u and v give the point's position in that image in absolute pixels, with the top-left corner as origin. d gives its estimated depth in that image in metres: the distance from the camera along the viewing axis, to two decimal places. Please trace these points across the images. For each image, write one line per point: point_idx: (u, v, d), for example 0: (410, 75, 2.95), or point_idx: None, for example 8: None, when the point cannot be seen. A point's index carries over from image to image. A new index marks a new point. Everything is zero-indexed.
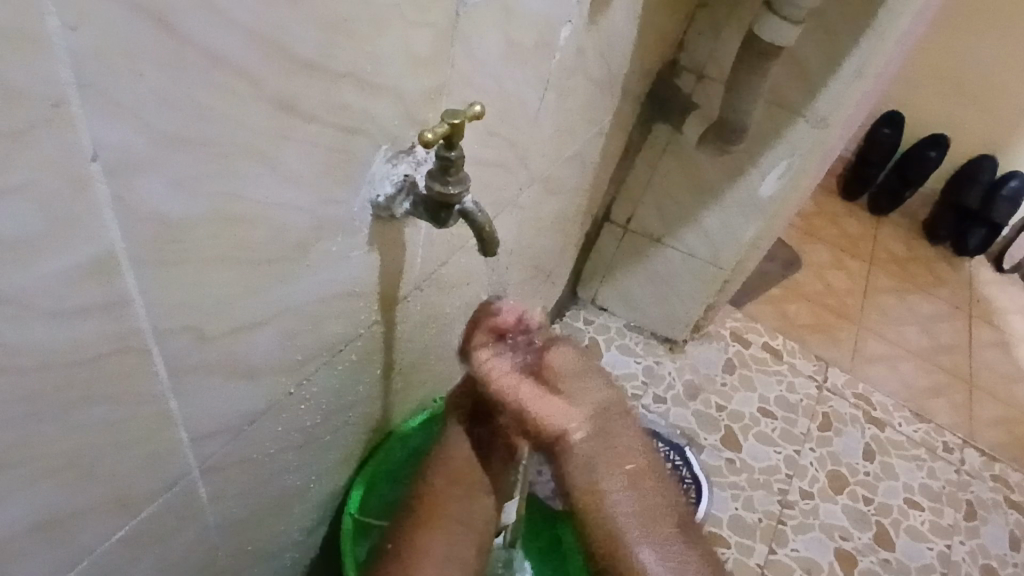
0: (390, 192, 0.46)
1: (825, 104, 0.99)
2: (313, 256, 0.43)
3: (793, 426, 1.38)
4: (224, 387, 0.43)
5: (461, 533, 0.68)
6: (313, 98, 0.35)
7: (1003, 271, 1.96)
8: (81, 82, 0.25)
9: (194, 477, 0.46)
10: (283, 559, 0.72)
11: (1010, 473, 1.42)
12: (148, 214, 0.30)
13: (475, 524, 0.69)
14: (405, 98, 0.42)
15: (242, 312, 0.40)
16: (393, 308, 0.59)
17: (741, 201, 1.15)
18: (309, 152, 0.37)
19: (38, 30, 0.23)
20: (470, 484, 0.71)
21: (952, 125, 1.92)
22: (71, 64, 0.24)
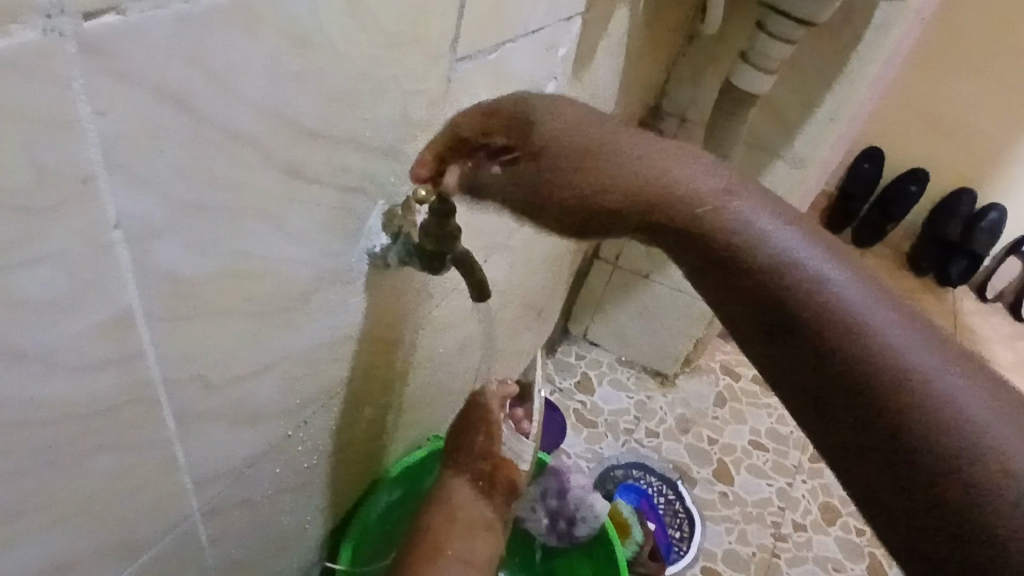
0: (386, 243, 0.48)
1: (802, 146, 1.04)
2: (313, 305, 0.46)
3: (785, 458, 1.39)
4: (227, 431, 0.45)
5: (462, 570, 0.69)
6: (316, 162, 0.38)
7: (985, 301, 2.00)
8: (109, 160, 0.27)
9: (196, 520, 0.48)
10: None
11: None
12: (163, 274, 0.33)
13: (475, 560, 0.71)
14: (401, 157, 0.45)
15: (246, 360, 0.42)
16: (390, 351, 0.61)
17: None
18: (311, 211, 0.40)
19: (73, 118, 0.25)
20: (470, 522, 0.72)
21: (929, 160, 1.98)
22: (100, 146, 0.27)
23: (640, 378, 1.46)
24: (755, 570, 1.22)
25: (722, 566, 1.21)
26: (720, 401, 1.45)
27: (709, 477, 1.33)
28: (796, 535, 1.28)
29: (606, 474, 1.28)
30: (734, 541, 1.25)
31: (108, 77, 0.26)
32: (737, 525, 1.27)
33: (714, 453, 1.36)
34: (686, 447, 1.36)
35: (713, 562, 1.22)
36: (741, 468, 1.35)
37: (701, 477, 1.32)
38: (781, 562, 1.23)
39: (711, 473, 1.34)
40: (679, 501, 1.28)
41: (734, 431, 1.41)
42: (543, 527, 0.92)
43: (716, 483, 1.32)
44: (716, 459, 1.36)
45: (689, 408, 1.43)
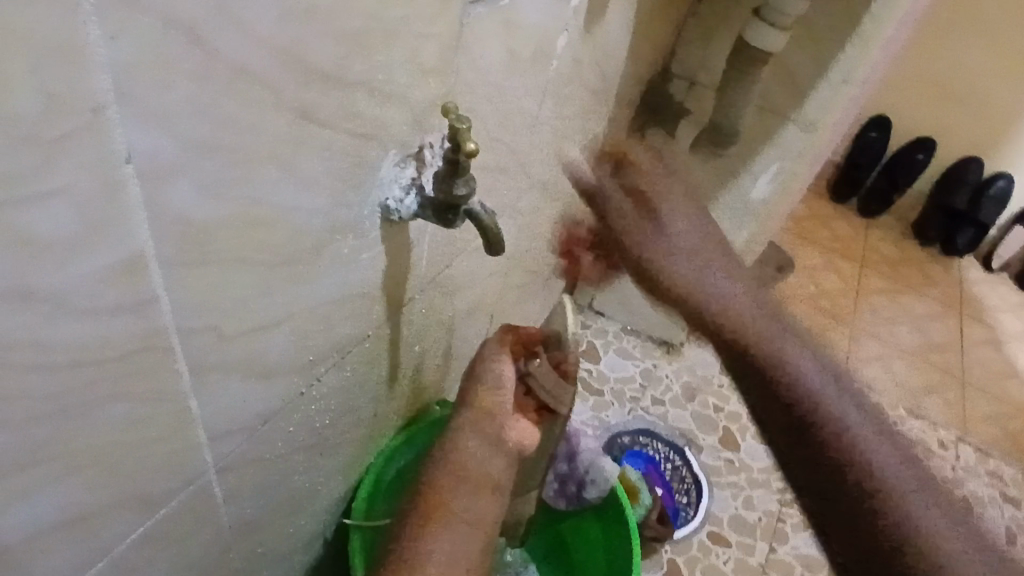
0: (399, 196, 0.47)
1: (814, 110, 1.02)
2: (326, 258, 0.45)
3: None
4: (241, 386, 0.45)
5: (466, 529, 0.66)
6: (328, 107, 0.37)
7: (992, 270, 1.99)
8: (120, 91, 0.26)
9: (210, 476, 0.48)
10: (293, 561, 0.73)
11: (1004, 469, 1.45)
12: (175, 216, 0.32)
13: (481, 522, 0.68)
14: (414, 107, 0.44)
15: (259, 313, 0.42)
16: (399, 311, 0.60)
17: (734, 205, 1.17)
18: (324, 158, 0.39)
19: (83, 43, 0.24)
20: (478, 483, 0.70)
21: (937, 128, 1.96)
22: (110, 73, 0.26)
23: (646, 347, 1.46)
24: (761, 535, 1.23)
25: (728, 531, 1.22)
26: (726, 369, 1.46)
27: (715, 444, 1.33)
28: None
29: (613, 439, 1.29)
30: (740, 507, 1.26)
31: (118, 0, 0.24)
32: (743, 491, 1.28)
33: (720, 421, 1.37)
34: (692, 415, 1.37)
35: (719, 527, 1.22)
36: (747, 435, 1.36)
37: (708, 445, 1.33)
38: (786, 527, 1.25)
39: (717, 440, 1.34)
40: (685, 467, 1.29)
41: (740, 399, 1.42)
42: (554, 491, 0.95)
43: (723, 450, 1.33)
44: (722, 426, 1.36)
45: (695, 376, 1.43)
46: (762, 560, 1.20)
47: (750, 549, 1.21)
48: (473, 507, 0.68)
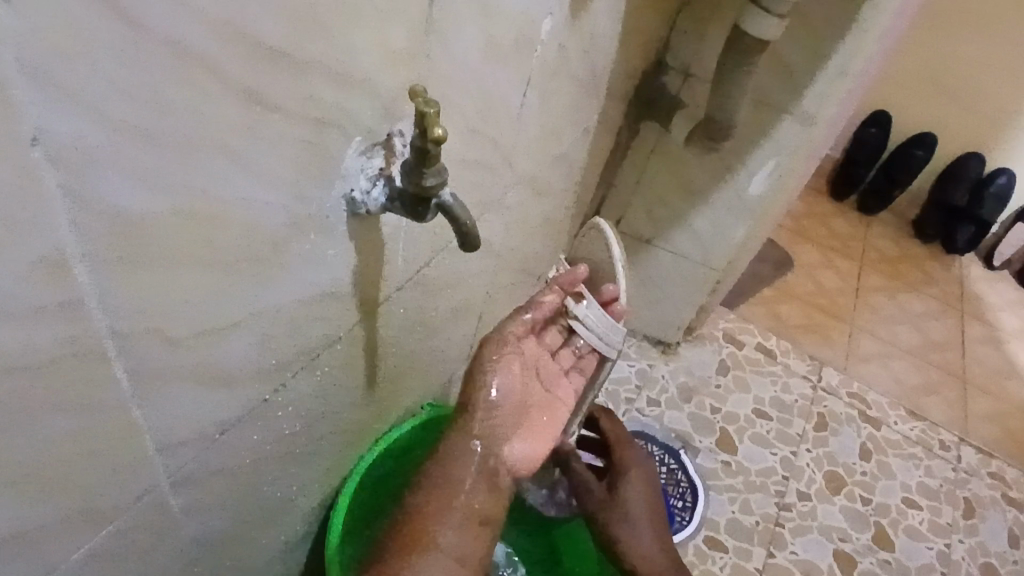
0: (365, 187, 0.44)
1: (812, 102, 0.99)
2: (287, 255, 0.42)
3: (789, 427, 1.37)
4: (195, 394, 0.41)
5: (441, 560, 0.63)
6: (280, 89, 0.34)
7: (993, 268, 1.96)
8: (31, 68, 0.23)
9: (165, 489, 0.45)
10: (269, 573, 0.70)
11: (1007, 470, 1.42)
12: (106, 210, 0.29)
13: (462, 555, 0.64)
14: (380, 91, 0.41)
15: (212, 315, 0.39)
16: (375, 311, 0.57)
17: (730, 201, 1.14)
18: (279, 145, 0.36)
19: None
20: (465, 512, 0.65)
21: (938, 123, 1.93)
22: (18, 48, 0.22)
23: (641, 347, 1.42)
24: (758, 539, 1.20)
25: (725, 536, 1.19)
26: (723, 370, 1.43)
27: (712, 446, 1.30)
28: (800, 504, 1.26)
29: None
30: (737, 510, 1.23)
31: None
32: (740, 494, 1.25)
33: (717, 422, 1.34)
34: (688, 416, 1.33)
35: (715, 532, 1.19)
36: (744, 437, 1.33)
37: (704, 447, 1.30)
38: (785, 531, 1.22)
39: (714, 442, 1.31)
40: (681, 470, 1.25)
41: (738, 400, 1.39)
42: (542, 499, 0.91)
43: (719, 452, 1.29)
44: (719, 427, 1.33)
45: (692, 377, 1.40)
46: (759, 565, 1.17)
47: (747, 554, 1.18)
48: (456, 539, 0.65)
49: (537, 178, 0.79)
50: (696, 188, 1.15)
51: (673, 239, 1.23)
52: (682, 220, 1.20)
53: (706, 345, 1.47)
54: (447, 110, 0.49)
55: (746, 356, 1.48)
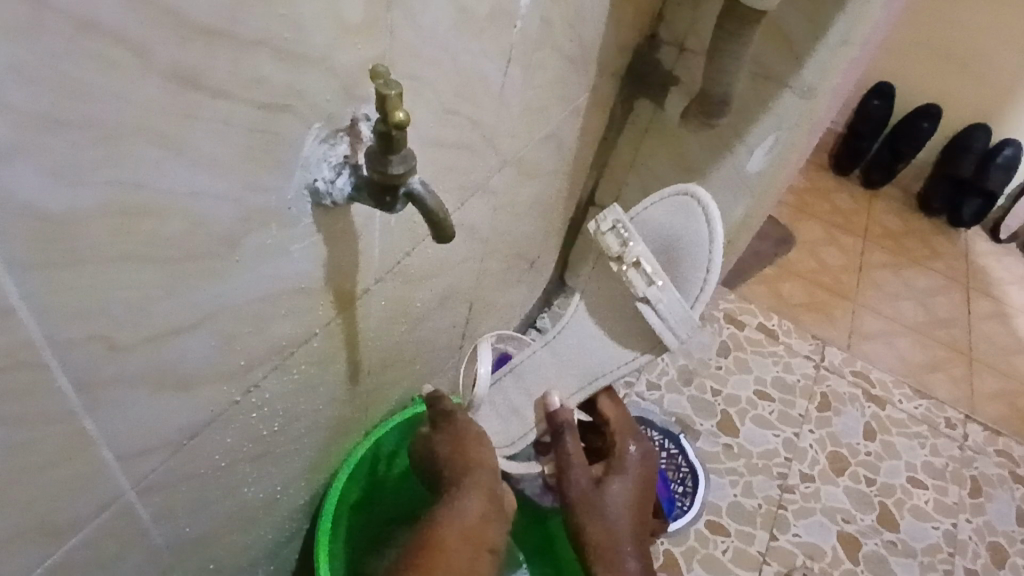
0: (330, 177, 0.41)
1: (811, 75, 0.95)
2: (243, 251, 0.39)
3: (791, 407, 1.35)
4: (154, 400, 0.39)
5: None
6: (219, 71, 0.31)
7: (999, 241, 1.92)
8: None
9: (133, 498, 0.43)
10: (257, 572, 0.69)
11: (1013, 447, 1.40)
12: (19, 208, 0.27)
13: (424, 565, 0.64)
14: (339, 71, 0.38)
15: (163, 318, 0.36)
16: (353, 305, 0.54)
17: (728, 179, 1.11)
18: (224, 134, 0.33)
19: None
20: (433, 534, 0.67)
21: (943, 94, 1.88)
22: None
23: None
24: (761, 522, 1.18)
25: (727, 520, 1.17)
26: (724, 351, 1.41)
27: (713, 429, 1.28)
28: (804, 486, 1.24)
29: None
30: (740, 494, 1.21)
31: None
32: (742, 477, 1.23)
33: (718, 405, 1.32)
34: (689, 399, 1.31)
35: (717, 516, 1.17)
36: (746, 419, 1.31)
37: (705, 430, 1.28)
38: (788, 514, 1.20)
39: (715, 425, 1.29)
40: (682, 455, 1.22)
41: (739, 382, 1.36)
42: (537, 488, 0.92)
43: (721, 435, 1.27)
44: (719, 410, 1.31)
45: (692, 359, 1.38)
46: (762, 549, 1.15)
47: (750, 539, 1.16)
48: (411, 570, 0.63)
49: (524, 160, 0.76)
50: (692, 165, 1.12)
51: None
52: None
53: (707, 327, 1.45)
54: (417, 90, 0.46)
55: (747, 336, 1.45)
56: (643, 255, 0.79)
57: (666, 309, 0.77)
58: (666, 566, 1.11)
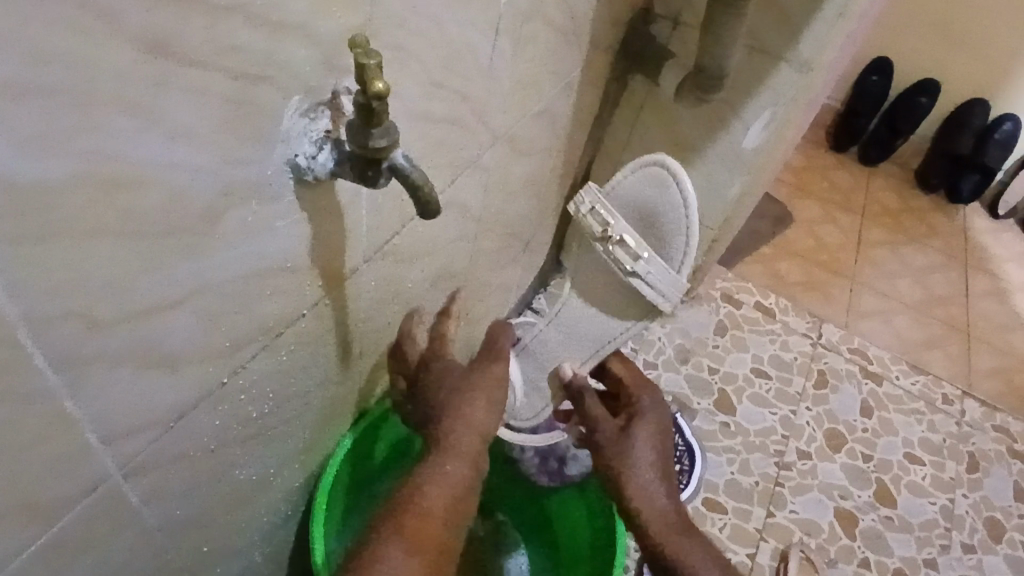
0: (312, 152, 0.40)
1: (808, 48, 0.94)
2: (224, 227, 0.38)
3: (788, 385, 1.35)
4: (138, 379, 0.39)
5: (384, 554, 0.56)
6: (192, 38, 0.30)
7: (998, 217, 1.91)
8: None
9: (121, 478, 0.42)
10: (253, 554, 0.69)
11: (1011, 423, 1.41)
12: None
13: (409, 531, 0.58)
14: (319, 40, 0.37)
15: (143, 295, 0.36)
16: (341, 284, 0.54)
17: (724, 155, 1.10)
18: (200, 105, 0.32)
19: None
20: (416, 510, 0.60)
21: (941, 69, 1.86)
22: None
23: None
24: (758, 499, 1.18)
25: (724, 497, 1.18)
26: (721, 330, 1.40)
27: (710, 408, 1.28)
28: (800, 463, 1.24)
29: None
30: (736, 471, 1.21)
31: None
32: (739, 455, 1.23)
33: (715, 383, 1.32)
34: (686, 378, 1.31)
35: (714, 494, 1.18)
36: (743, 398, 1.31)
37: (702, 409, 1.28)
38: (785, 491, 1.20)
39: (711, 404, 1.29)
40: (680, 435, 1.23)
41: (736, 360, 1.36)
42: (534, 467, 0.92)
43: (717, 414, 1.27)
44: (716, 388, 1.31)
45: (688, 338, 1.38)
46: (758, 526, 1.15)
47: (747, 515, 1.16)
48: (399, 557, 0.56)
49: (516, 137, 0.75)
50: (687, 142, 1.11)
51: None
52: None
53: (703, 306, 1.44)
54: (402, 61, 0.45)
55: (744, 315, 1.45)
56: (624, 232, 0.78)
57: (655, 279, 0.77)
58: None
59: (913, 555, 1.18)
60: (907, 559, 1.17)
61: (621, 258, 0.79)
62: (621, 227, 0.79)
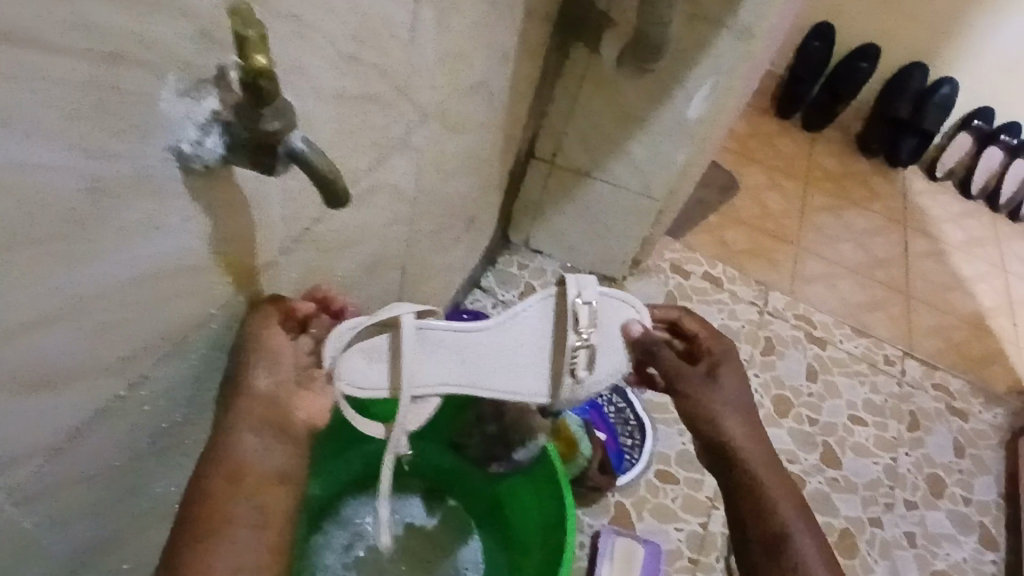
0: (197, 137, 0.36)
1: (748, 14, 0.92)
2: (98, 228, 0.33)
3: (736, 353, 1.36)
4: (15, 406, 0.34)
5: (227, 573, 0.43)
6: (30, 11, 0.25)
7: (936, 179, 1.96)
8: None
9: (9, 510, 0.38)
10: None
11: (950, 380, 1.45)
12: None
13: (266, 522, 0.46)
14: (191, 12, 0.32)
15: (9, 311, 0.31)
16: (254, 280, 0.50)
17: (668, 126, 1.08)
18: (47, 91, 0.27)
19: None
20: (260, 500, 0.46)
21: (880, 33, 1.88)
22: None
23: None
24: None
25: (676, 468, 1.18)
26: (670, 302, 1.40)
27: None
28: None
29: None
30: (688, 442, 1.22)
31: None
32: None
33: None
34: None
35: (666, 465, 1.18)
36: None
37: None
38: None
39: None
40: (630, 410, 1.19)
41: None
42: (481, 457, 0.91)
43: None
44: None
45: None
46: (709, 494, 1.16)
47: (698, 485, 1.17)
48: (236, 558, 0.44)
49: (447, 113, 0.71)
50: (630, 113, 1.09)
51: (611, 169, 1.18)
52: (619, 148, 1.15)
53: (653, 278, 1.44)
54: (305, 35, 0.41)
55: (692, 286, 1.45)
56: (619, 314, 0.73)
57: (602, 302, 0.72)
58: (616, 518, 1.11)
59: (859, 514, 1.21)
60: (854, 519, 1.21)
61: (574, 359, 0.71)
62: (609, 324, 0.73)
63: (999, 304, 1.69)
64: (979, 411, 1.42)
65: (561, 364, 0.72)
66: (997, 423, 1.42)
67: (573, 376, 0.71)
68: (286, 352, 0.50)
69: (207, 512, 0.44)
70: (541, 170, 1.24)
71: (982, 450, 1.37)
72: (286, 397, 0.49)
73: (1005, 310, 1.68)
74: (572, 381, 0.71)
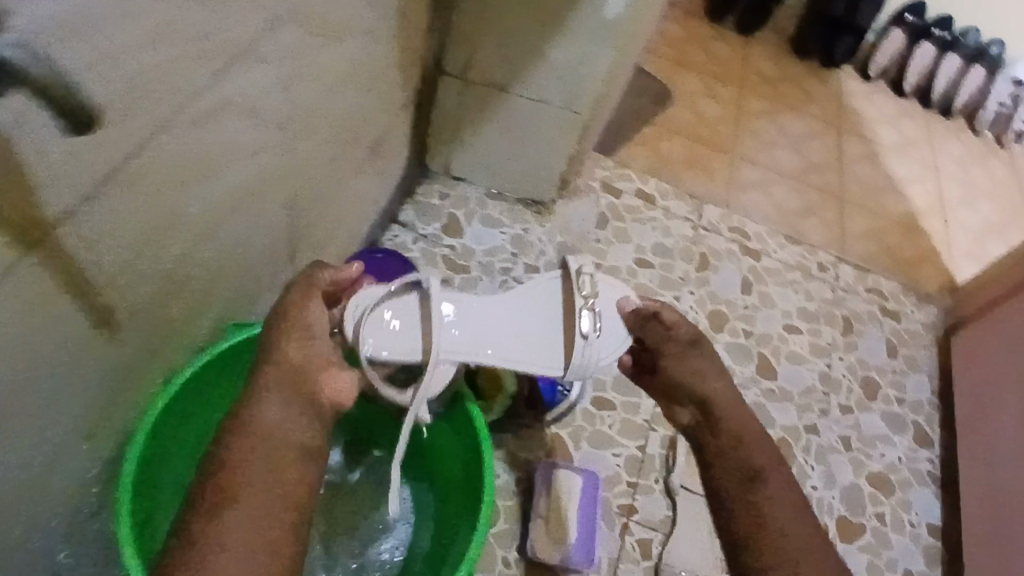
0: None
1: None
2: None
3: (671, 272, 1.32)
4: None
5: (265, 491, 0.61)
6: None
7: (870, 79, 1.90)
8: None
9: None
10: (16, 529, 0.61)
11: (882, 283, 1.45)
12: None
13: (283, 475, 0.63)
14: None
15: None
16: (32, 225, 0.43)
17: (587, 28, 0.99)
18: None
19: None
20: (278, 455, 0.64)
21: None
22: None
23: (514, 210, 1.30)
24: None
25: (612, 393, 1.15)
26: (602, 223, 1.34)
27: None
28: None
29: None
30: None
31: None
32: None
33: None
34: None
35: (603, 391, 1.15)
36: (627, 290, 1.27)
37: None
38: None
39: None
40: None
41: (618, 252, 1.31)
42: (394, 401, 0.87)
43: None
44: None
45: (571, 235, 1.31)
46: (647, 417, 1.14)
47: (636, 408, 1.15)
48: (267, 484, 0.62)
49: (316, 16, 0.61)
50: (545, 16, 0.99)
51: (529, 81, 1.09)
52: (536, 57, 1.05)
53: (584, 198, 1.36)
54: None
55: (625, 204, 1.38)
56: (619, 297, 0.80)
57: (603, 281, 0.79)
58: (553, 451, 1.08)
59: (794, 422, 1.22)
60: (789, 428, 1.21)
61: (579, 320, 0.76)
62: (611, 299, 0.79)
63: (931, 204, 1.68)
64: (912, 311, 1.43)
65: (571, 337, 0.77)
66: (929, 322, 1.43)
67: (580, 333, 0.76)
68: (309, 348, 0.70)
69: (240, 458, 0.62)
70: (453, 86, 1.12)
71: (915, 349, 1.38)
72: (297, 377, 0.68)
73: (936, 209, 1.68)
74: (581, 342, 0.75)
